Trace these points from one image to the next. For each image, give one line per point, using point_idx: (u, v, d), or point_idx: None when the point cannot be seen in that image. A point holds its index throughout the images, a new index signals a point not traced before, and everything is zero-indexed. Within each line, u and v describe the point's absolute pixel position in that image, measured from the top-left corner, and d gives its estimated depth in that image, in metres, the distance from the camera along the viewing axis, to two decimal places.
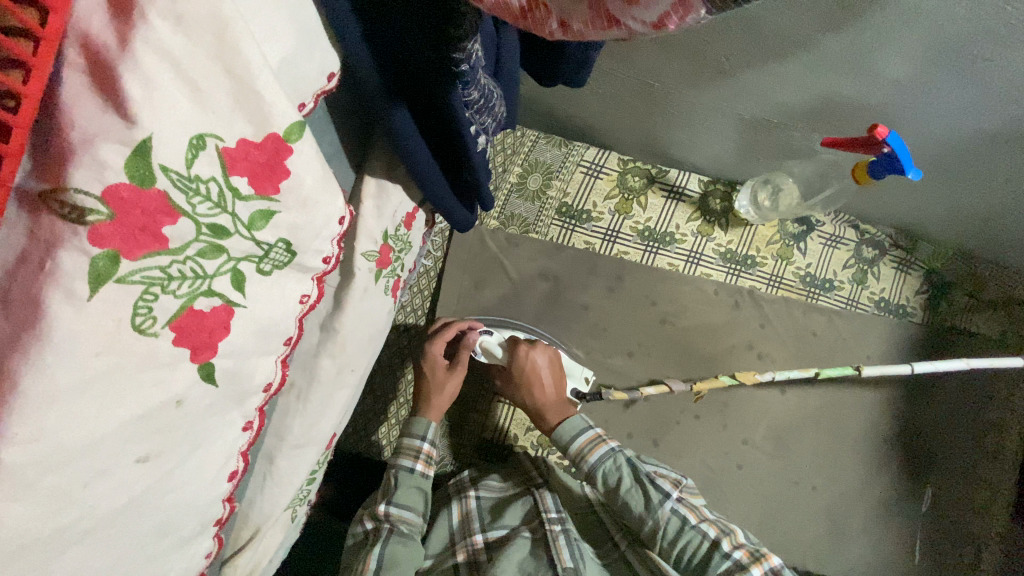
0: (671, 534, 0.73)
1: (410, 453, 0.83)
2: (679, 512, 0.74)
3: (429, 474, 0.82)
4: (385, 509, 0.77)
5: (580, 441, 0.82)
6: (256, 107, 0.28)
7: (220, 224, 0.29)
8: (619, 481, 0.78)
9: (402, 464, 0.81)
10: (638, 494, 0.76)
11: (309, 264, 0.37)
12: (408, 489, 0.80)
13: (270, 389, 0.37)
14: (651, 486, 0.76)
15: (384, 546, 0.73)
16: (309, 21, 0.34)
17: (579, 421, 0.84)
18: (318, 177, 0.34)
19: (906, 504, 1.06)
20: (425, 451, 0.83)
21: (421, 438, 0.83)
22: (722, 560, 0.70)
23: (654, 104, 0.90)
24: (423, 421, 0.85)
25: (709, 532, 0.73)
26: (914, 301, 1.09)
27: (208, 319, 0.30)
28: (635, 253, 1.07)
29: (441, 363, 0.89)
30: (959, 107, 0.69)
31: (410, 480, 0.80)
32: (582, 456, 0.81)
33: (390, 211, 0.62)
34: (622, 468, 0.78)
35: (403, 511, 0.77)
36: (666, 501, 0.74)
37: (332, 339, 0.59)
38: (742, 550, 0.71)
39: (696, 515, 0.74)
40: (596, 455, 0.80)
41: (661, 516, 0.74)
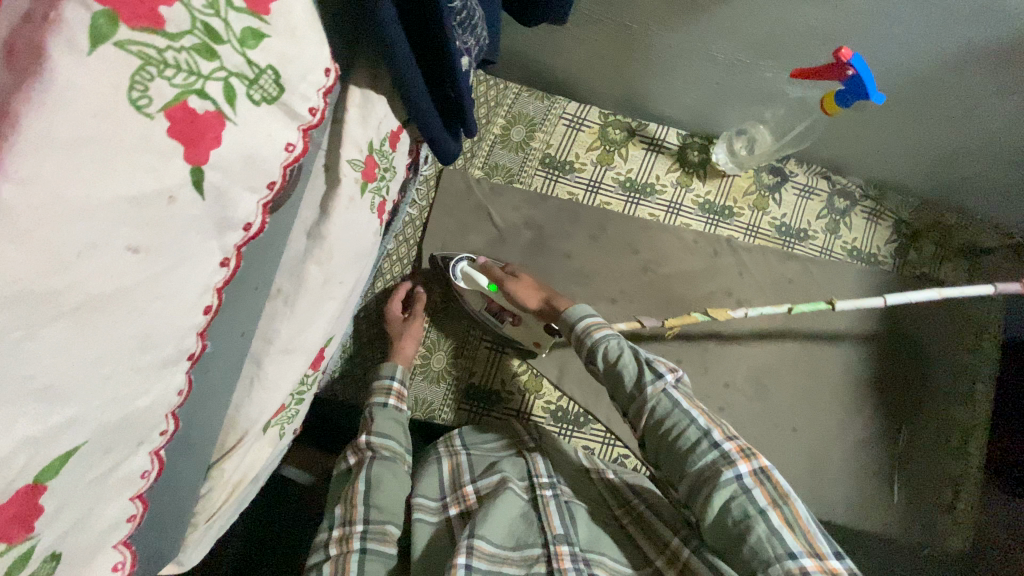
0: (659, 414, 0.67)
1: (381, 391, 0.89)
2: (672, 395, 0.67)
3: (401, 408, 0.88)
4: (366, 440, 0.81)
5: (584, 317, 0.74)
6: None
7: (213, 26, 0.30)
8: (616, 358, 0.70)
9: (376, 400, 0.87)
10: (632, 371, 0.69)
11: (297, 109, 0.38)
12: (387, 421, 0.85)
13: (248, 229, 0.38)
14: (646, 366, 0.69)
15: (369, 469, 0.78)
16: None
17: (583, 308, 0.78)
18: (305, 11, 0.36)
19: (884, 445, 1.09)
20: (395, 388, 0.89)
21: (389, 377, 0.89)
22: (708, 449, 0.63)
23: (633, 50, 0.93)
24: (392, 363, 0.91)
25: (700, 421, 0.65)
26: (885, 249, 1.14)
27: (200, 121, 0.30)
28: (617, 203, 1.09)
29: (397, 316, 0.98)
30: (917, 33, 0.73)
31: (385, 412, 0.86)
32: (584, 331, 0.74)
33: (375, 122, 0.63)
34: (622, 346, 0.71)
35: (383, 441, 0.82)
36: (659, 382, 0.67)
37: (319, 246, 0.60)
38: (733, 443, 0.64)
39: (690, 402, 0.67)
40: (599, 331, 0.73)
41: (652, 395, 0.67)
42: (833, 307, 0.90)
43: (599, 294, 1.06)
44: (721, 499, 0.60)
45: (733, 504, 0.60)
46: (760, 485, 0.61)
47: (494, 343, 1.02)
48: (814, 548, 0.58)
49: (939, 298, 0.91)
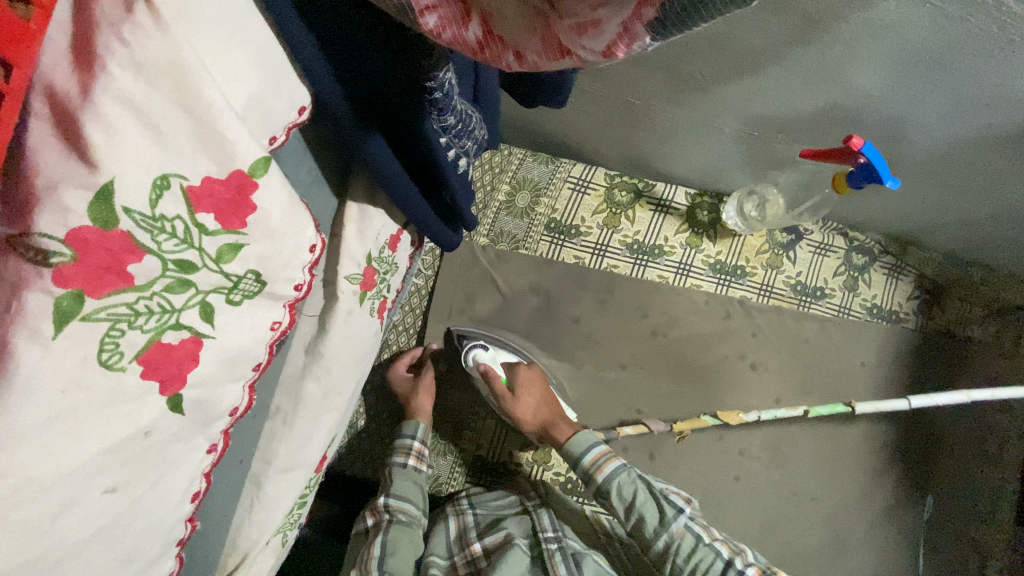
0: (685, 551, 0.74)
1: (402, 451, 0.89)
2: (692, 529, 0.75)
3: (421, 468, 0.88)
4: (384, 502, 0.82)
5: (596, 453, 0.82)
6: (219, 146, 0.30)
7: (186, 260, 0.30)
8: (634, 495, 0.78)
9: (396, 461, 0.88)
10: (652, 507, 0.77)
11: (280, 292, 0.38)
12: (405, 483, 0.85)
13: (235, 413, 0.38)
14: (665, 501, 0.77)
15: (386, 534, 0.78)
16: (275, 60, 0.35)
17: (588, 437, 0.85)
18: (286, 209, 0.35)
19: (909, 512, 1.05)
20: (416, 447, 0.89)
21: (410, 437, 0.90)
22: None
23: (637, 121, 0.91)
24: (413, 422, 0.92)
25: (722, 551, 0.73)
26: (907, 306, 1.09)
27: (176, 351, 0.31)
28: (625, 266, 1.08)
29: (406, 377, 0.98)
30: (929, 116, 0.70)
31: (404, 474, 0.86)
32: (596, 467, 0.81)
33: (373, 234, 0.62)
34: (637, 482, 0.79)
35: (400, 504, 0.82)
36: (679, 516, 0.76)
37: (317, 363, 0.60)
38: (755, 568, 0.72)
39: (710, 534, 0.75)
40: (610, 466, 0.81)
41: (675, 530, 0.75)
42: (852, 410, 0.90)
43: (607, 360, 1.04)
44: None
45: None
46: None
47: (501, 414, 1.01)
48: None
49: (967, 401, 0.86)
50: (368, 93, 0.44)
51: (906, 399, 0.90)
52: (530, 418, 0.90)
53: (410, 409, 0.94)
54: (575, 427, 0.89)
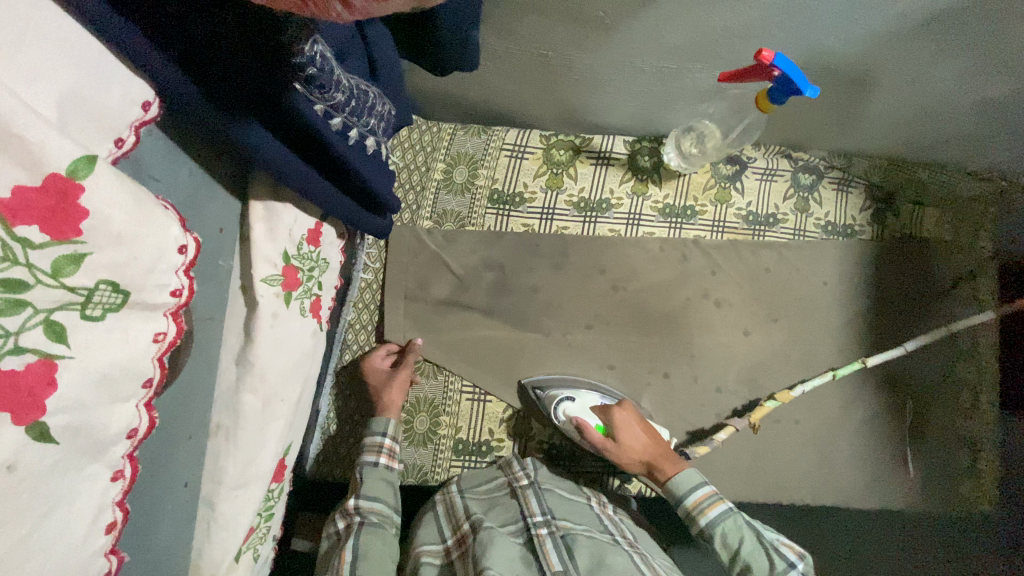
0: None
1: (372, 450, 0.88)
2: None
3: (394, 466, 0.88)
4: (355, 504, 0.80)
5: (700, 496, 0.79)
6: (21, 150, 0.27)
7: (12, 278, 0.27)
8: (740, 543, 0.75)
9: (366, 460, 0.87)
10: (761, 559, 0.73)
11: (152, 299, 0.36)
12: (376, 482, 0.84)
13: (135, 435, 0.36)
14: (777, 556, 0.73)
15: (357, 538, 0.75)
16: (79, 48, 0.33)
17: (693, 476, 0.82)
18: (130, 210, 0.33)
19: (893, 420, 1.05)
20: (387, 445, 0.89)
21: (380, 435, 0.89)
22: None
23: (557, 75, 0.88)
24: (383, 419, 0.91)
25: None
26: (861, 218, 1.09)
27: (23, 378, 0.28)
28: (575, 226, 1.06)
29: (380, 372, 0.97)
30: (836, 16, 0.68)
31: (375, 473, 0.85)
32: (700, 511, 0.79)
33: (284, 231, 0.60)
34: (743, 529, 0.76)
35: (372, 504, 0.81)
36: (791, 570, 0.71)
37: (249, 373, 0.58)
38: None
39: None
40: (715, 511, 0.78)
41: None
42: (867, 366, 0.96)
43: (572, 322, 1.03)
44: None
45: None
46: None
47: (474, 394, 1.00)
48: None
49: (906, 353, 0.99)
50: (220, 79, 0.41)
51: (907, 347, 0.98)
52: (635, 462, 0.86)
53: (379, 404, 0.93)
54: (676, 461, 0.85)
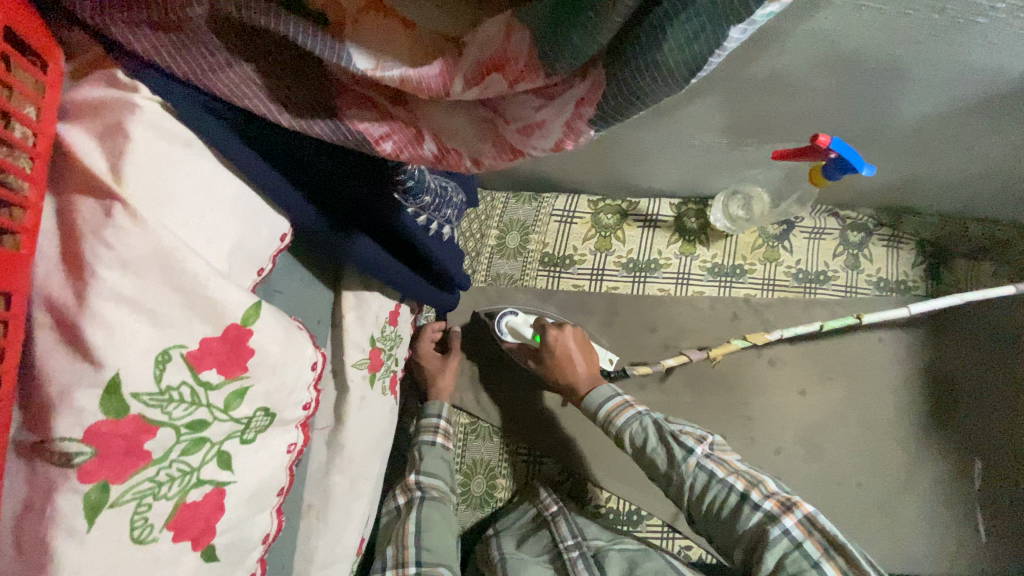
0: (698, 488, 0.70)
1: (429, 430, 0.89)
2: (705, 466, 0.70)
3: (449, 446, 0.89)
4: (415, 479, 0.83)
5: (607, 407, 0.80)
6: (211, 308, 0.31)
7: (197, 419, 0.31)
8: (645, 440, 0.75)
9: (424, 439, 0.88)
10: (662, 451, 0.74)
11: (290, 416, 0.39)
12: (434, 460, 0.86)
13: (268, 541, 0.39)
14: (675, 444, 0.73)
15: (420, 509, 0.78)
16: (248, 205, 0.37)
17: (607, 389, 0.82)
18: (282, 342, 0.36)
19: (962, 483, 1.02)
20: (443, 426, 0.90)
21: (435, 415, 0.90)
22: (753, 512, 0.66)
23: (609, 150, 0.92)
24: (436, 402, 0.93)
25: (737, 486, 0.68)
26: (914, 274, 1.08)
27: (201, 507, 0.32)
28: (625, 286, 1.08)
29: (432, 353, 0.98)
30: (892, 99, 0.71)
31: (432, 452, 0.87)
32: (610, 421, 0.79)
33: (372, 317, 0.64)
34: (648, 428, 0.76)
35: (431, 479, 0.83)
36: (690, 455, 0.71)
37: (339, 455, 0.61)
38: (773, 500, 0.66)
39: (725, 469, 0.70)
40: (623, 418, 0.78)
41: (685, 470, 0.71)
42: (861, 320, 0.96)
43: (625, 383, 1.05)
44: (781, 566, 0.62)
45: (792, 566, 0.61)
46: (809, 534, 0.63)
47: (530, 457, 1.00)
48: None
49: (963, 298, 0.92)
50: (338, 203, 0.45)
51: (909, 309, 0.96)
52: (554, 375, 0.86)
53: (434, 388, 0.95)
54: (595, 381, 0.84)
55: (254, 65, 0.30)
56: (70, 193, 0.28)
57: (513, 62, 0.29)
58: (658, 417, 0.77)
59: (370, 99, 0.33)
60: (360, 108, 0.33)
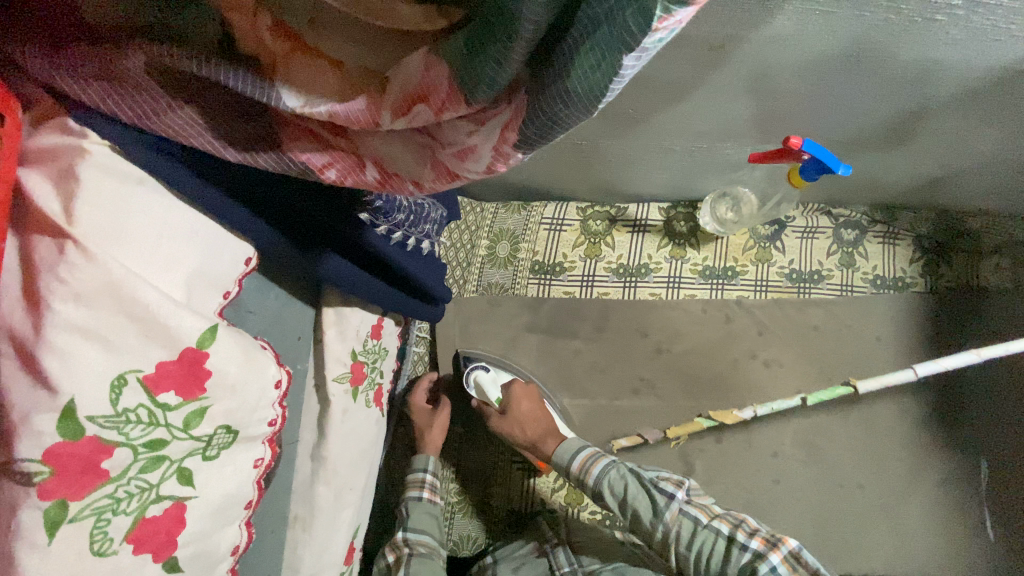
0: (684, 536, 0.74)
1: (415, 485, 0.90)
2: (688, 513, 0.75)
3: (437, 500, 0.89)
4: (403, 537, 0.82)
5: (583, 457, 0.84)
6: (164, 334, 0.33)
7: (156, 438, 0.33)
8: (625, 489, 0.79)
9: (410, 495, 0.89)
10: (645, 501, 0.78)
11: (255, 432, 0.41)
12: (421, 515, 0.86)
13: (238, 552, 0.41)
14: (655, 491, 0.78)
15: (408, 568, 0.78)
16: (207, 234, 0.39)
17: (577, 443, 0.87)
18: (241, 363, 0.38)
19: (966, 481, 0.99)
20: (429, 481, 0.90)
21: (422, 471, 0.91)
22: (740, 553, 0.70)
23: (591, 158, 0.93)
24: (423, 456, 0.93)
25: (722, 528, 0.73)
26: (912, 270, 1.06)
27: (161, 520, 0.34)
28: (616, 291, 1.09)
29: (424, 408, 0.99)
30: (866, 97, 0.70)
31: (419, 507, 0.87)
32: (586, 472, 0.83)
33: (353, 332, 0.66)
34: (626, 477, 0.80)
35: (419, 537, 0.83)
36: (672, 501, 0.76)
37: (323, 466, 0.63)
38: (758, 538, 0.71)
39: (707, 515, 0.75)
40: (600, 467, 0.82)
41: (670, 519, 0.75)
42: (855, 389, 0.91)
43: (618, 387, 1.05)
44: None
45: None
46: (794, 570, 0.67)
47: (526, 465, 1.02)
48: None
49: (976, 361, 0.88)
50: (302, 227, 0.47)
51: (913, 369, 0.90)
52: (520, 435, 0.91)
53: (420, 442, 0.95)
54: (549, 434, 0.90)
55: (195, 107, 0.32)
56: (28, 233, 0.30)
57: (436, 92, 0.31)
58: (635, 468, 0.82)
59: (310, 130, 0.35)
60: (301, 139, 0.35)
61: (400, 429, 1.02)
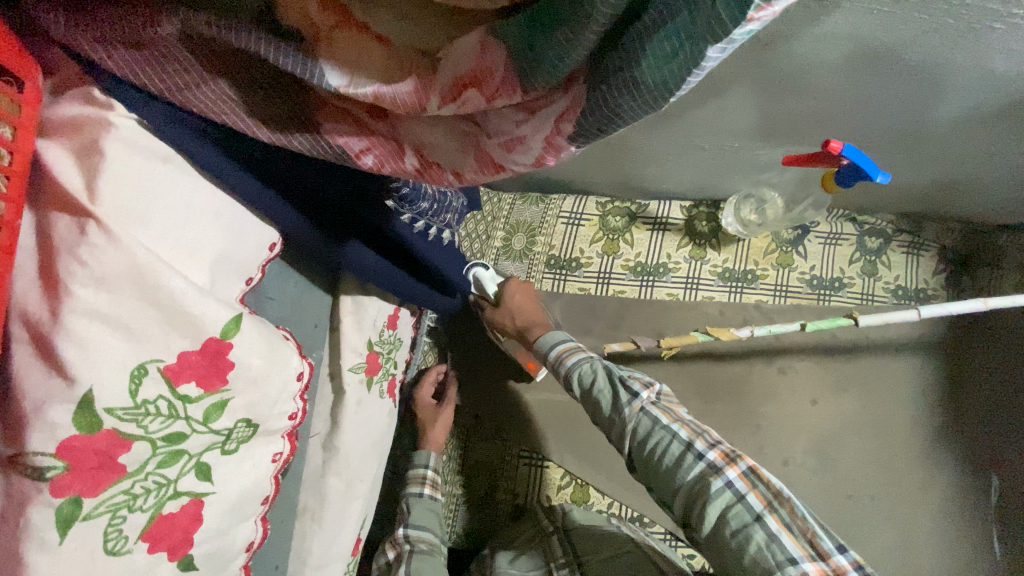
0: (641, 434, 0.66)
1: (417, 480, 0.89)
2: (650, 412, 0.66)
3: (438, 497, 0.88)
4: (403, 533, 0.81)
5: (559, 348, 0.78)
6: (187, 322, 0.32)
7: (175, 432, 0.32)
8: (592, 382, 0.71)
9: (411, 491, 0.88)
10: (607, 395, 0.70)
11: (275, 426, 0.39)
12: (424, 511, 0.85)
13: (252, 548, 0.40)
14: (620, 387, 0.69)
15: (409, 564, 0.77)
16: (232, 217, 0.37)
17: (557, 338, 0.80)
18: (264, 354, 0.36)
19: (976, 500, 0.98)
20: (431, 476, 0.89)
21: (425, 466, 0.90)
22: (695, 462, 0.62)
23: (615, 152, 0.91)
24: (424, 451, 0.92)
25: (681, 433, 0.64)
26: (934, 282, 1.04)
27: (178, 517, 0.33)
28: (632, 290, 1.07)
29: (429, 402, 0.98)
30: (911, 103, 0.68)
31: (420, 504, 0.86)
32: (561, 362, 0.76)
33: (370, 321, 0.65)
34: (596, 370, 0.72)
35: (420, 533, 0.82)
36: (634, 400, 0.67)
37: (334, 457, 0.61)
38: (718, 451, 0.62)
39: (670, 416, 0.66)
40: (574, 360, 0.75)
41: (629, 414, 0.67)
42: (853, 322, 0.84)
43: None
44: (722, 517, 0.58)
45: (732, 517, 0.58)
46: (752, 487, 0.59)
47: (532, 459, 1.00)
48: (807, 535, 0.56)
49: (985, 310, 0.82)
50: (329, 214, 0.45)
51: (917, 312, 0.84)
52: (510, 324, 0.89)
53: (423, 437, 0.94)
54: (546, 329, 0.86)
55: (229, 81, 0.30)
56: (46, 209, 0.28)
57: (490, 78, 0.28)
58: (607, 362, 0.73)
59: (348, 112, 0.32)
60: (339, 122, 0.33)
61: (408, 419, 1.01)
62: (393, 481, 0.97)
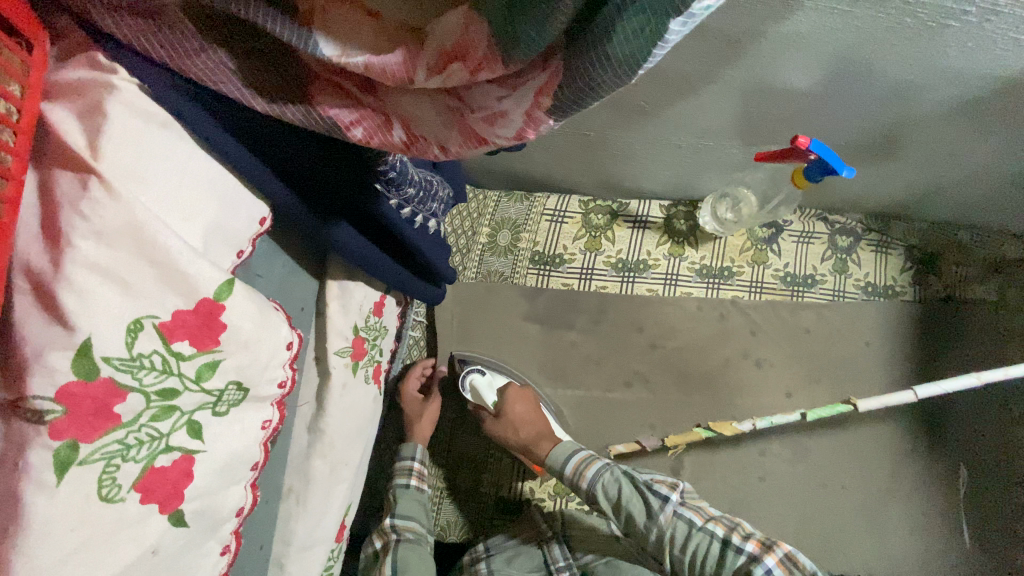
0: (679, 539, 0.73)
1: (402, 473, 0.89)
2: (683, 515, 0.75)
3: (423, 488, 0.89)
4: (390, 523, 0.82)
5: (576, 459, 0.83)
6: (183, 282, 0.33)
7: (168, 387, 0.33)
8: (620, 492, 0.78)
9: (398, 483, 0.88)
10: (638, 503, 0.77)
11: (265, 392, 0.40)
12: (409, 502, 0.86)
13: (241, 513, 0.41)
14: (650, 494, 0.76)
15: (396, 554, 0.78)
16: (224, 188, 0.38)
17: (569, 445, 0.86)
18: (256, 319, 0.38)
19: (943, 487, 1.02)
20: (417, 468, 0.90)
21: (410, 458, 0.90)
22: (737, 556, 0.70)
23: (597, 150, 0.94)
24: (411, 445, 0.92)
25: (718, 531, 0.73)
26: (902, 279, 1.09)
27: (170, 472, 0.34)
28: (614, 286, 1.10)
29: (415, 396, 0.99)
30: (875, 101, 0.72)
31: (405, 494, 0.87)
32: (580, 474, 0.82)
33: (356, 306, 0.66)
34: (620, 479, 0.79)
35: (406, 522, 0.82)
36: (666, 504, 0.75)
37: (320, 439, 0.62)
38: (753, 542, 0.71)
39: (702, 517, 0.75)
40: (593, 470, 0.81)
41: (665, 521, 0.74)
42: (856, 407, 0.91)
43: (612, 380, 1.06)
44: None
45: None
46: (790, 573, 0.67)
47: (517, 453, 1.01)
48: None
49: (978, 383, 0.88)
50: (316, 192, 0.47)
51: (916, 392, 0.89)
52: (513, 437, 0.91)
53: (409, 431, 0.95)
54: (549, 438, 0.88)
55: (226, 51, 0.32)
56: (49, 167, 0.29)
57: (473, 51, 0.30)
58: (627, 470, 0.81)
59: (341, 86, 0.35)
60: (331, 94, 0.35)
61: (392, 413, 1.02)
62: (378, 473, 0.98)
